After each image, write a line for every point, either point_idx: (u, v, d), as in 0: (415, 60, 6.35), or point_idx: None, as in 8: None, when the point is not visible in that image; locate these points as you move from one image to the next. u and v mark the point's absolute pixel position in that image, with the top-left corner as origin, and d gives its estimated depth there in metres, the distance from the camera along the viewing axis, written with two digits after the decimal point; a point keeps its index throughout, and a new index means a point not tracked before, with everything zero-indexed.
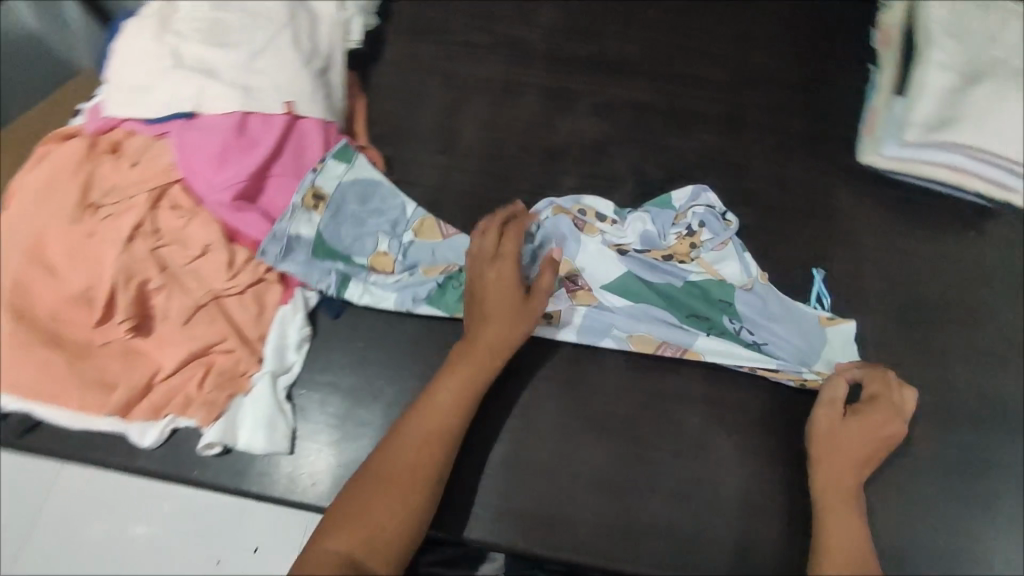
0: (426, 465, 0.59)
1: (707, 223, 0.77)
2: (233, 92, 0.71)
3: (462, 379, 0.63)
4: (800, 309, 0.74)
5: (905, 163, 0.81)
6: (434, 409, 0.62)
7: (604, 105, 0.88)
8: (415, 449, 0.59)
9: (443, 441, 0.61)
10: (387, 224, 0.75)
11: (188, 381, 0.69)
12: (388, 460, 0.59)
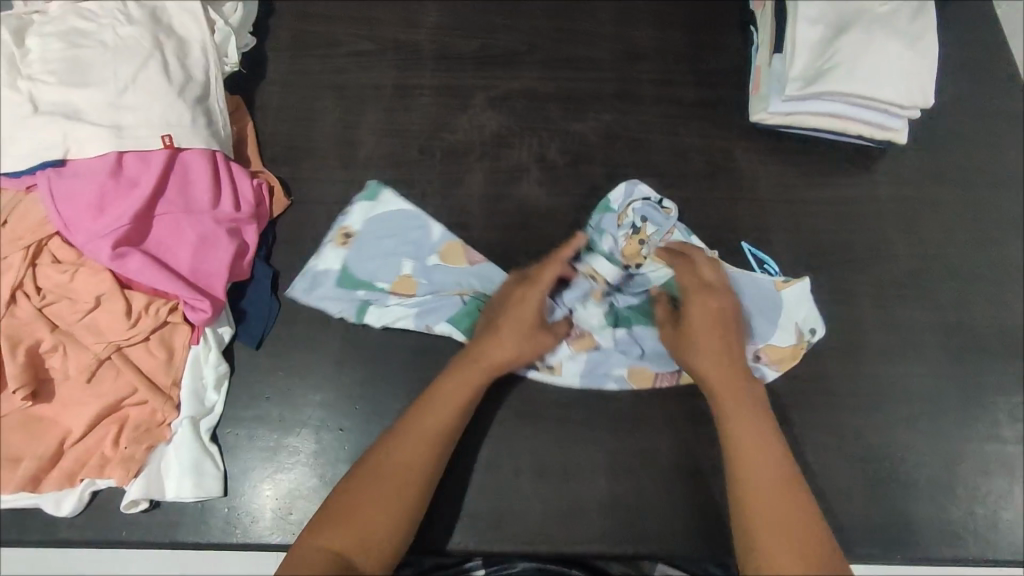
0: (425, 465, 0.60)
1: (648, 216, 0.78)
2: (104, 134, 0.69)
3: (460, 390, 0.65)
4: (757, 286, 0.77)
5: (791, 115, 0.84)
6: (440, 407, 0.63)
7: (500, 98, 0.88)
8: (416, 449, 0.61)
9: (444, 443, 0.62)
10: (412, 250, 0.77)
11: (101, 440, 0.65)
12: (386, 458, 0.60)
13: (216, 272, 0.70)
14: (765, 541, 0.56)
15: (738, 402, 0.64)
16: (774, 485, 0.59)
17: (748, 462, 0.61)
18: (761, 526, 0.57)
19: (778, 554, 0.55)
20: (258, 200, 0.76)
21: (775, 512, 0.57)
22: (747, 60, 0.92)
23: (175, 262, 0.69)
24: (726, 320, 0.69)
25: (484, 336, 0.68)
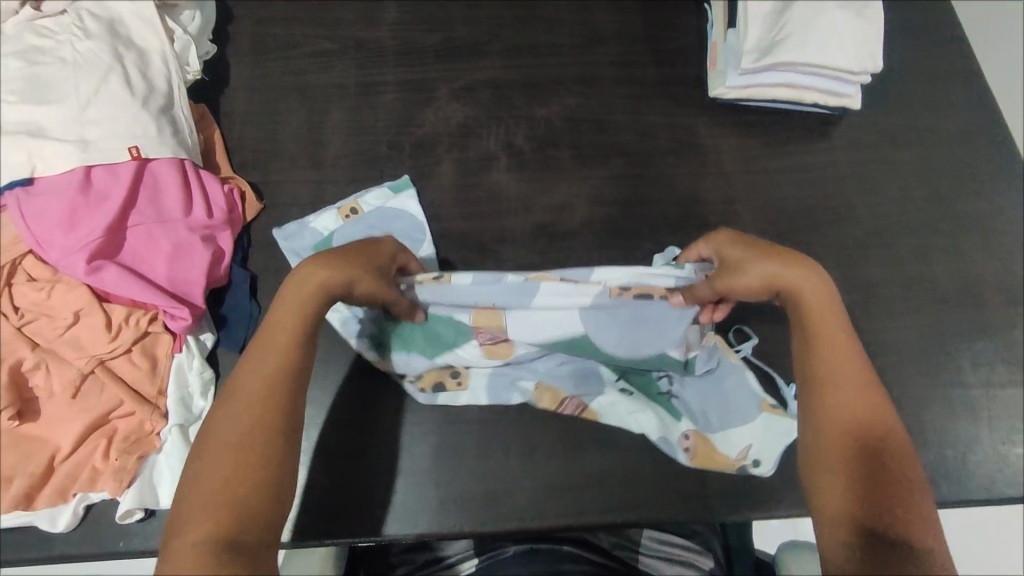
0: (276, 417, 0.52)
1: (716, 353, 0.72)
2: (69, 149, 0.69)
3: (288, 326, 0.55)
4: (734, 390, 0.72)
5: (748, 89, 0.86)
6: (269, 352, 0.54)
7: (465, 89, 0.89)
8: (257, 402, 0.52)
9: (291, 386, 0.54)
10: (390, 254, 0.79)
11: (91, 454, 0.65)
12: (227, 422, 0.52)
13: (193, 279, 0.70)
14: (840, 454, 0.54)
15: (823, 313, 0.59)
16: (861, 406, 0.56)
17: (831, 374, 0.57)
18: (833, 436, 0.55)
19: (848, 471, 0.53)
20: (230, 206, 0.77)
21: (853, 427, 0.55)
22: (703, 36, 0.94)
23: (152, 272, 0.70)
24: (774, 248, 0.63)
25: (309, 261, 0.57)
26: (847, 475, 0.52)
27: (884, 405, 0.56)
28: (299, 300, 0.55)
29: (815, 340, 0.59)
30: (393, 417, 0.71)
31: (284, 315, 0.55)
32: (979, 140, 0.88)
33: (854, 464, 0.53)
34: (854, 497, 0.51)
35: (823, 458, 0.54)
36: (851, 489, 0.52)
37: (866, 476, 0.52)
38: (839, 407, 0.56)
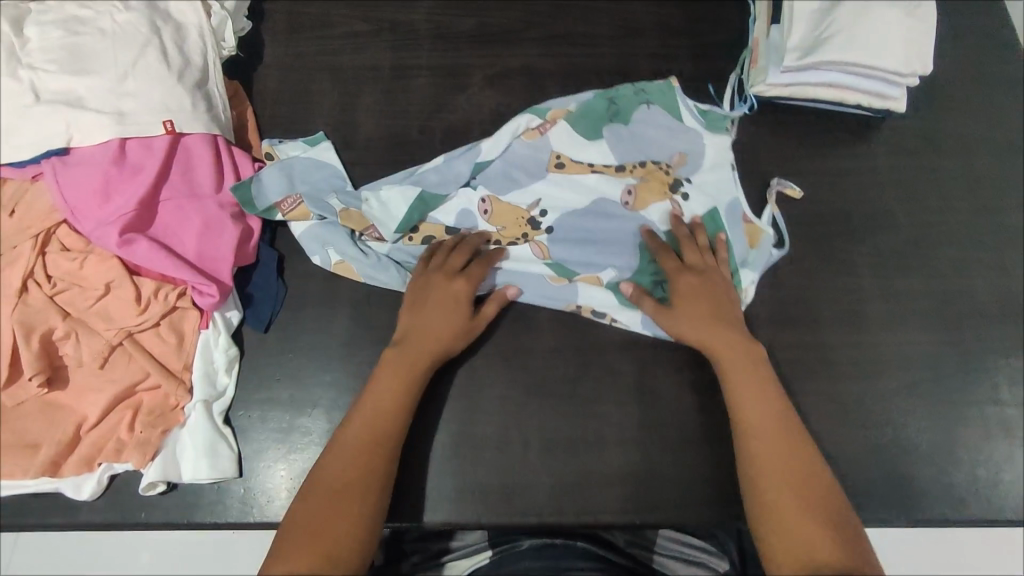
0: (372, 476, 0.60)
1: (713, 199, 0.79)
2: (106, 121, 0.69)
3: (389, 395, 0.64)
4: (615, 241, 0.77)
5: (790, 87, 0.83)
6: (362, 413, 0.63)
7: (499, 77, 0.89)
8: (351, 465, 0.60)
9: (384, 445, 0.62)
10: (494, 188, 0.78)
11: (116, 425, 0.66)
12: (324, 481, 0.59)
13: (222, 257, 0.70)
14: (777, 494, 0.59)
15: (746, 388, 0.65)
16: (777, 434, 0.62)
17: (750, 415, 0.64)
18: (775, 502, 0.58)
19: (795, 513, 0.57)
20: None
21: (781, 461, 0.60)
22: (742, 33, 0.93)
23: (181, 247, 0.70)
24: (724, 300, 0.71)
25: (427, 302, 0.69)
26: (791, 514, 0.57)
27: (798, 434, 0.62)
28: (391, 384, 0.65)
29: (730, 383, 0.66)
30: (412, 404, 0.71)
31: (383, 398, 0.64)
32: None
33: (810, 525, 0.56)
34: (803, 533, 0.56)
35: (768, 498, 0.59)
36: (807, 529, 0.56)
37: (806, 512, 0.57)
38: (766, 445, 0.62)
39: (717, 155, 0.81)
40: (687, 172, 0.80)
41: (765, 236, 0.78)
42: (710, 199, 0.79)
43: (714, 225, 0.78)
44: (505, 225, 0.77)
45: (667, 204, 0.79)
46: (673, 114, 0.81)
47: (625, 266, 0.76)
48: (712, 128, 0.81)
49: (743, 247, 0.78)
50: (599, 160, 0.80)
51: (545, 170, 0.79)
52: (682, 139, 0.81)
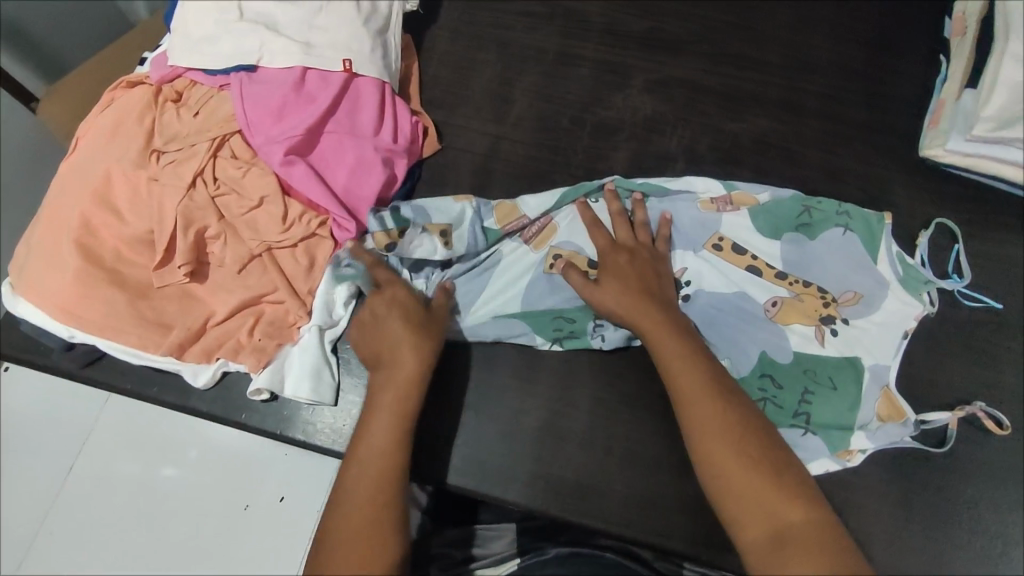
0: (382, 495, 0.58)
1: (893, 315, 0.74)
2: (295, 49, 0.74)
3: (383, 419, 0.62)
4: (737, 343, 0.73)
5: (972, 157, 0.79)
6: (371, 432, 0.61)
7: (661, 84, 0.88)
8: (365, 490, 0.58)
9: (393, 465, 0.60)
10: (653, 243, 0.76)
11: (239, 328, 0.70)
12: (337, 524, 0.57)
13: (365, 197, 0.74)
14: (732, 468, 0.58)
15: (698, 397, 0.61)
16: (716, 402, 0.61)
17: (687, 386, 0.62)
18: (739, 492, 0.57)
19: (760, 487, 0.57)
20: (413, 137, 0.80)
21: (739, 461, 0.58)
22: (925, 90, 0.88)
23: (332, 179, 0.73)
24: (653, 278, 0.71)
25: (377, 334, 0.67)
26: (751, 487, 0.57)
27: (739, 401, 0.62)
28: (393, 406, 0.62)
29: (665, 352, 0.65)
30: (505, 381, 0.72)
31: (376, 437, 0.61)
32: None
33: (767, 519, 0.56)
34: (768, 508, 0.56)
35: (725, 475, 0.58)
36: (771, 501, 0.56)
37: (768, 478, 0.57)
38: (710, 418, 0.60)
39: (891, 317, 0.74)
40: (849, 315, 0.74)
41: (903, 421, 0.70)
42: (857, 347, 0.73)
43: (853, 376, 0.72)
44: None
45: (811, 330, 0.74)
46: (869, 250, 0.77)
47: (741, 362, 0.73)
48: (906, 286, 0.75)
49: (873, 411, 0.71)
50: (763, 255, 0.77)
51: (700, 246, 0.77)
52: (863, 281, 0.75)
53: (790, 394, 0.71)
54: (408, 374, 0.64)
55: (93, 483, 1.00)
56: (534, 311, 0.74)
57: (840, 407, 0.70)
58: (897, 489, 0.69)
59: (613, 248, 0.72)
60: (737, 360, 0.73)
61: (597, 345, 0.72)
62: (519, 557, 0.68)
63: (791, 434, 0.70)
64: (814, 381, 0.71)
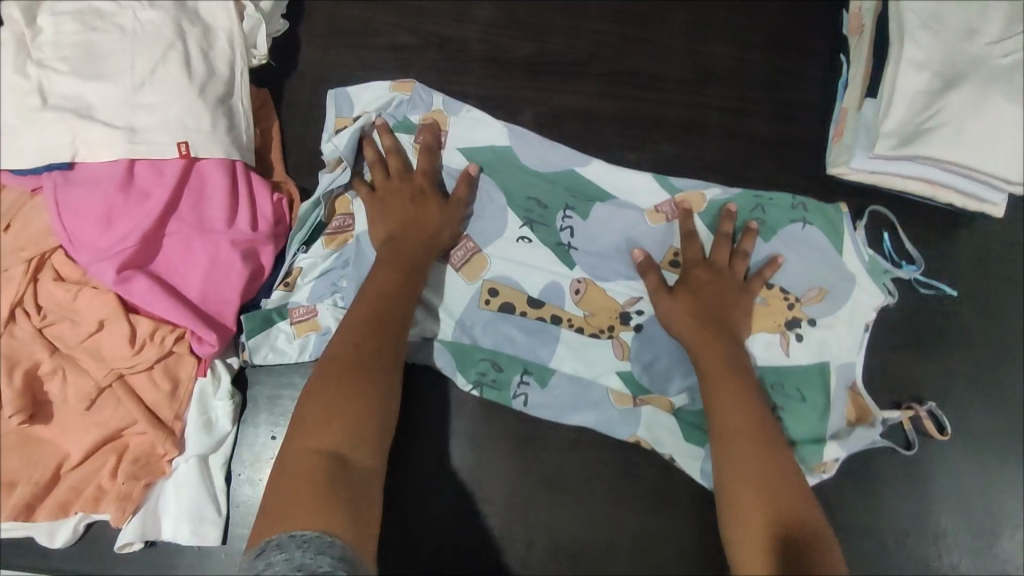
0: (365, 368, 0.57)
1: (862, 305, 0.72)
2: (116, 136, 0.63)
3: (376, 308, 0.62)
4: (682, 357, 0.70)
5: (877, 174, 0.75)
6: (359, 310, 0.61)
7: (552, 117, 0.81)
8: (356, 349, 0.58)
9: (378, 345, 0.59)
10: (589, 248, 0.74)
11: (99, 471, 0.62)
12: (332, 360, 0.57)
13: (228, 299, 0.65)
14: (743, 410, 0.60)
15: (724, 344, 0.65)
16: (743, 409, 0.61)
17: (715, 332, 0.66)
18: (748, 425, 0.59)
19: (757, 471, 0.56)
20: (278, 217, 0.70)
21: (749, 404, 0.61)
22: (828, 95, 0.83)
23: (184, 285, 0.64)
24: (731, 302, 0.68)
25: (386, 204, 0.68)
26: (747, 494, 0.55)
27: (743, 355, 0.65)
28: (381, 300, 0.62)
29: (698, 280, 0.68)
30: (415, 484, 0.68)
31: (373, 296, 0.62)
32: None
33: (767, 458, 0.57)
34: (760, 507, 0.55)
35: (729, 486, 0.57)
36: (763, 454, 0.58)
37: (766, 494, 0.55)
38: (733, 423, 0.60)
39: (856, 312, 0.72)
40: (815, 316, 0.72)
41: (871, 423, 0.70)
42: (825, 352, 0.71)
43: (822, 387, 0.70)
44: (590, 308, 0.72)
45: (776, 337, 0.71)
46: (833, 244, 0.73)
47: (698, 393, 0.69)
48: (873, 277, 0.72)
49: (843, 416, 0.70)
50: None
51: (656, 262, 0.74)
52: (830, 274, 0.73)
53: None
54: (405, 270, 0.65)
55: None
56: (462, 349, 0.70)
57: (811, 419, 0.70)
58: None
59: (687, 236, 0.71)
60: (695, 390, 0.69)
61: (518, 405, 0.69)
62: None
63: None
64: (784, 396, 0.70)
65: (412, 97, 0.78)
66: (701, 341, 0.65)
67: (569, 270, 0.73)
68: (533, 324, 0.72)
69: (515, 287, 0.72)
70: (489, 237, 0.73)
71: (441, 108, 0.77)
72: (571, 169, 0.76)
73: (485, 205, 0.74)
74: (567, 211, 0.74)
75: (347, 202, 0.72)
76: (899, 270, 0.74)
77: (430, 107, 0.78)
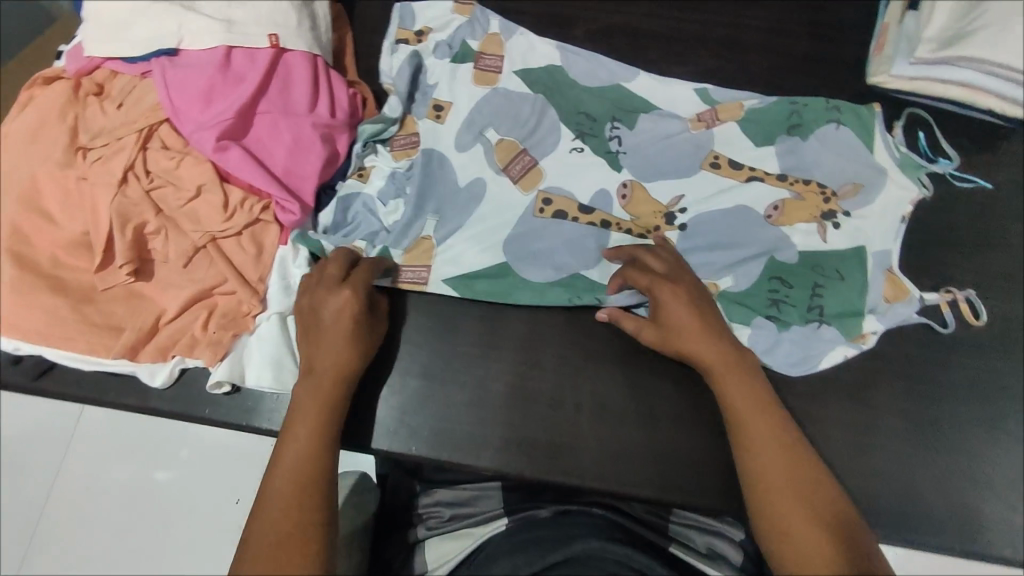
0: (312, 484, 0.52)
1: (894, 197, 0.77)
2: (216, 27, 0.70)
3: (320, 405, 0.58)
4: (723, 254, 0.75)
5: (917, 81, 0.79)
6: (308, 408, 0.58)
7: (603, 34, 0.86)
8: (294, 464, 0.53)
9: (322, 462, 0.54)
10: (635, 154, 0.80)
11: (193, 322, 0.69)
12: (273, 486, 0.52)
13: (308, 176, 0.72)
14: (776, 453, 0.55)
15: (736, 387, 0.60)
16: (766, 417, 0.58)
17: (729, 394, 0.60)
18: (789, 475, 0.54)
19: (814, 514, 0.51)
20: (352, 112, 0.78)
21: (783, 450, 0.55)
22: (868, 15, 0.86)
23: (271, 160, 0.71)
24: (705, 325, 0.64)
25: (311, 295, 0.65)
26: (796, 508, 0.52)
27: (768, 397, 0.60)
28: (326, 402, 0.58)
29: (686, 329, 0.64)
30: (469, 350, 0.73)
31: (306, 402, 0.58)
32: None
33: (826, 513, 0.51)
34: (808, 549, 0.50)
35: (776, 528, 0.51)
36: (815, 504, 0.52)
37: (816, 502, 0.52)
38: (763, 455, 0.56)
39: (891, 202, 0.77)
40: (850, 208, 0.77)
41: (909, 299, 0.73)
42: (860, 237, 0.76)
43: (859, 268, 0.75)
44: (639, 217, 0.77)
45: (813, 226, 0.76)
46: (865, 143, 0.79)
47: (741, 278, 0.75)
48: (904, 170, 0.78)
49: (881, 296, 0.74)
50: (760, 165, 0.79)
51: (698, 168, 0.79)
52: (863, 171, 0.78)
53: (801, 290, 0.74)
54: (337, 354, 0.62)
55: (76, 497, 0.96)
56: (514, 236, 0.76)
57: (850, 295, 0.74)
58: (862, 419, 0.70)
59: (661, 282, 0.67)
60: (739, 278, 0.75)
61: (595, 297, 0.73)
62: (505, 518, 0.63)
63: (805, 328, 0.73)
64: (823, 276, 0.75)
65: (470, 20, 0.85)
66: (709, 354, 0.63)
67: (618, 174, 0.79)
68: (584, 228, 0.76)
69: (565, 194, 0.78)
70: (541, 142, 0.80)
71: (499, 32, 0.85)
72: (617, 84, 0.83)
73: (539, 118, 0.81)
74: (616, 123, 0.81)
75: (414, 123, 0.81)
76: (932, 164, 0.79)
77: (487, 29, 0.85)
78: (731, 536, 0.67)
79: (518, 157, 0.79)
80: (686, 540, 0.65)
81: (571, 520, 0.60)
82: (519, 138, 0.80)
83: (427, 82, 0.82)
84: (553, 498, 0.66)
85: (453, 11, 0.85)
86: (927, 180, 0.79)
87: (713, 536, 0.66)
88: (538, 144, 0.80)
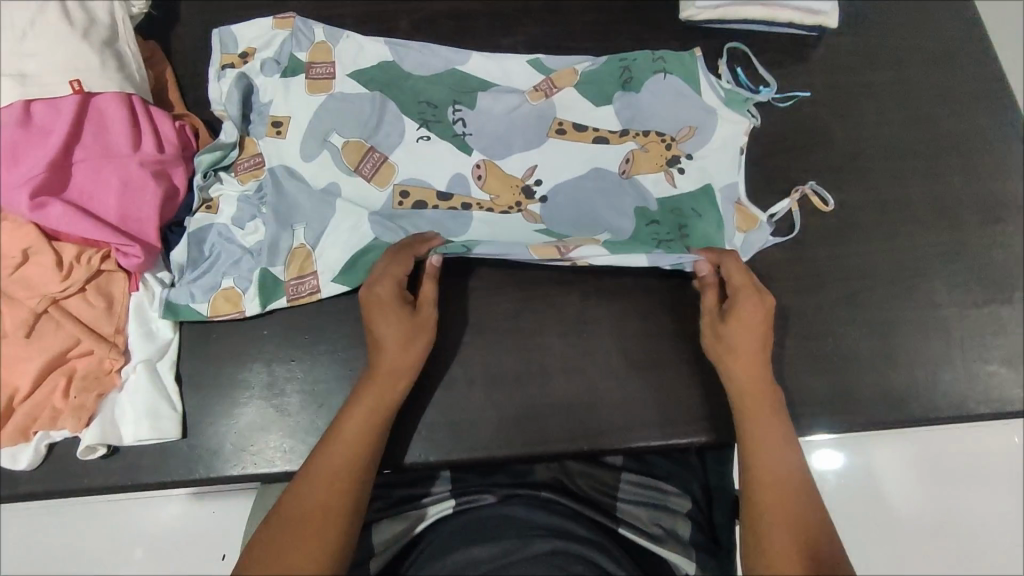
0: (338, 511, 0.55)
1: (727, 131, 0.81)
2: (9, 83, 0.67)
3: (360, 423, 0.59)
4: (591, 214, 0.77)
5: (721, 8, 0.84)
6: (340, 435, 0.58)
7: (426, 21, 0.87)
8: (319, 492, 0.55)
9: (344, 485, 0.56)
10: (481, 133, 0.81)
11: (50, 393, 0.65)
12: (292, 503, 0.54)
13: (146, 217, 0.69)
14: (780, 461, 0.59)
15: (763, 391, 0.63)
16: (781, 427, 0.61)
17: (745, 374, 0.63)
18: (788, 486, 0.58)
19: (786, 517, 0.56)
20: (184, 143, 0.75)
21: (788, 457, 0.59)
22: None
23: (102, 209, 0.67)
24: (761, 329, 0.64)
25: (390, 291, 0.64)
26: (779, 510, 0.57)
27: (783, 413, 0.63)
28: (363, 435, 0.59)
29: (732, 313, 0.65)
30: (352, 353, 0.72)
31: (353, 420, 0.59)
32: (957, 62, 0.86)
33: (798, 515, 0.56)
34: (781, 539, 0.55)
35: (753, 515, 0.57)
36: (799, 508, 0.57)
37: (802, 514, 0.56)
38: (775, 457, 0.59)
39: (727, 136, 0.81)
40: (692, 149, 0.81)
41: (759, 226, 0.77)
42: (706, 176, 0.79)
43: (712, 204, 0.78)
44: (497, 194, 0.78)
45: (661, 174, 0.79)
46: (693, 86, 0.83)
47: (619, 229, 0.77)
48: (730, 106, 0.82)
49: (735, 229, 0.77)
50: (603, 125, 0.82)
51: (545, 135, 0.81)
52: (695, 113, 0.82)
53: (669, 236, 0.76)
54: (394, 389, 0.62)
55: None
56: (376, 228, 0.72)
57: (709, 229, 0.77)
58: None
59: (746, 285, 0.65)
60: (614, 230, 0.77)
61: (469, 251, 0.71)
62: (455, 497, 0.67)
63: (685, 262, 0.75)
64: (682, 218, 0.77)
65: (294, 32, 0.82)
66: (737, 344, 0.64)
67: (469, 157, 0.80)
68: (448, 213, 0.77)
69: (423, 185, 0.78)
70: (388, 139, 0.79)
71: (324, 40, 0.82)
72: (451, 67, 0.84)
73: (381, 116, 0.80)
74: (457, 106, 0.82)
75: (255, 143, 0.77)
76: (756, 94, 0.83)
77: (313, 39, 0.82)
78: (674, 509, 0.70)
79: (368, 156, 0.78)
80: (633, 518, 0.68)
81: (519, 506, 0.64)
82: (365, 138, 0.79)
83: (261, 101, 0.79)
84: (500, 481, 0.69)
85: (275, 25, 0.82)
86: (755, 110, 0.83)
87: (659, 511, 0.69)
88: (387, 142, 0.79)
